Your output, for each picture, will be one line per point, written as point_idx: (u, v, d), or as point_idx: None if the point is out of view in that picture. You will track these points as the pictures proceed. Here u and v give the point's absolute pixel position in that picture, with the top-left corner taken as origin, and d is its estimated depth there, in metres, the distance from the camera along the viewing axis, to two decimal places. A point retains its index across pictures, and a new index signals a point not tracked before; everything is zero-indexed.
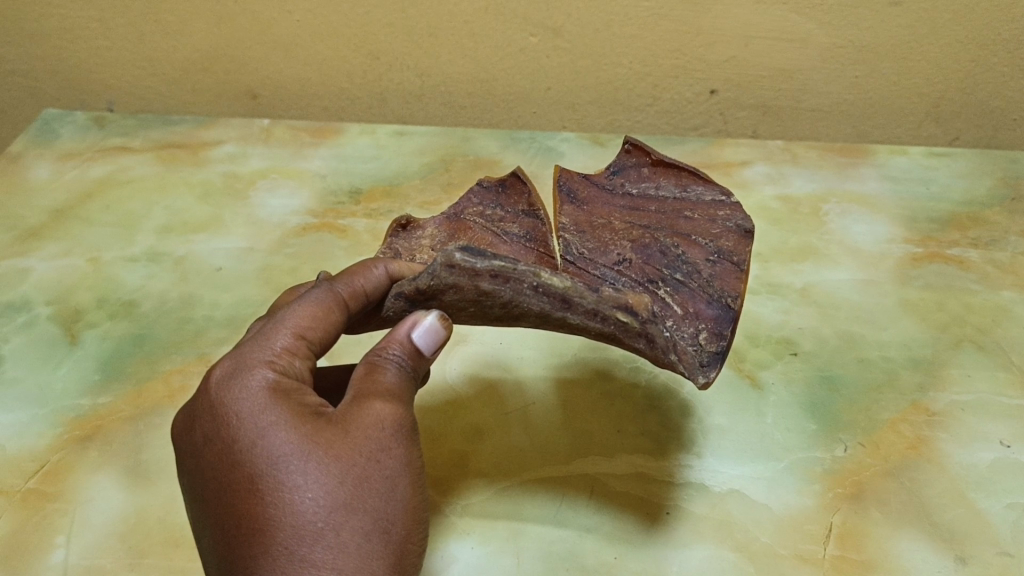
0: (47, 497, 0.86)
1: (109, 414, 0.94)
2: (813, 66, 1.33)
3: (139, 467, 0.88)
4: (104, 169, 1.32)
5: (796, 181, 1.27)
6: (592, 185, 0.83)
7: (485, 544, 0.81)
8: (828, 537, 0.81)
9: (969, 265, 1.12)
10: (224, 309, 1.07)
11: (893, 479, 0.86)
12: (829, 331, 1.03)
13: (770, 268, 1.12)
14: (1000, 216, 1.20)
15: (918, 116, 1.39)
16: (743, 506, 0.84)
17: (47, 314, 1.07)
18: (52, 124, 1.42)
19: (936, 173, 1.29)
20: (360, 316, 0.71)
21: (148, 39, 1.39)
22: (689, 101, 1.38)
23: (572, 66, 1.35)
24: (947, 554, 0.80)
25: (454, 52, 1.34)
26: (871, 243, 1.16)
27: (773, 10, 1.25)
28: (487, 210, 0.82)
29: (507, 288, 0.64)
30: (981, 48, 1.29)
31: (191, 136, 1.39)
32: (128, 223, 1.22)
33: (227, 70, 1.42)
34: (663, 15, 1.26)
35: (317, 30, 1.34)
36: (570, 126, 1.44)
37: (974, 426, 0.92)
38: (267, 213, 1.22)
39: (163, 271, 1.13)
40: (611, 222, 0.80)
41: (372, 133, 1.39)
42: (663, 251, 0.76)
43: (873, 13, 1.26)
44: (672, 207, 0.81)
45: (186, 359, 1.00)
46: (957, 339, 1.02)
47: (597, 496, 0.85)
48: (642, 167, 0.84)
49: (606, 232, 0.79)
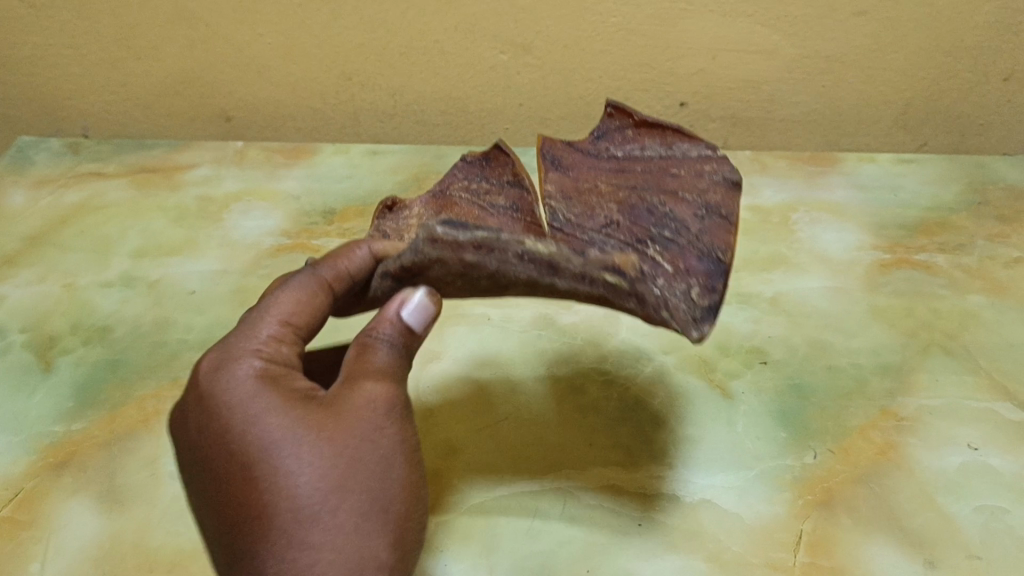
0: (20, 525, 0.86)
1: (83, 440, 0.94)
2: (781, 77, 1.34)
3: (113, 492, 0.88)
4: (78, 195, 1.32)
5: (766, 190, 1.28)
6: (579, 150, 0.76)
7: (458, 561, 0.81)
8: (799, 545, 0.82)
9: (937, 270, 1.13)
10: (198, 332, 1.07)
11: (863, 485, 0.87)
12: (799, 339, 1.03)
13: (741, 278, 1.13)
14: (967, 220, 1.21)
15: (886, 124, 1.40)
16: (714, 514, 0.85)
17: (21, 341, 1.07)
18: (27, 150, 1.42)
19: (904, 179, 1.30)
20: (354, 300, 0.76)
21: (122, 65, 1.39)
22: (660, 114, 1.39)
23: (543, 82, 1.36)
24: (917, 558, 0.81)
25: (426, 71, 1.35)
26: (840, 250, 1.17)
27: (740, 23, 1.27)
28: (474, 185, 0.76)
29: (491, 257, 0.69)
30: (945, 55, 1.31)
31: (166, 159, 1.40)
32: (103, 248, 1.22)
33: (200, 94, 1.42)
34: (631, 30, 1.28)
35: (289, 51, 1.34)
36: (543, 142, 1.44)
37: (942, 429, 0.93)
38: (241, 235, 1.23)
39: (137, 295, 1.14)
40: (597, 185, 0.73)
41: (346, 152, 1.40)
42: (649, 209, 0.70)
43: (838, 24, 1.27)
44: (655, 167, 0.74)
45: (160, 383, 1.00)
46: (925, 344, 1.03)
47: (570, 508, 0.86)
48: (626, 130, 0.77)
49: (592, 193, 0.72)
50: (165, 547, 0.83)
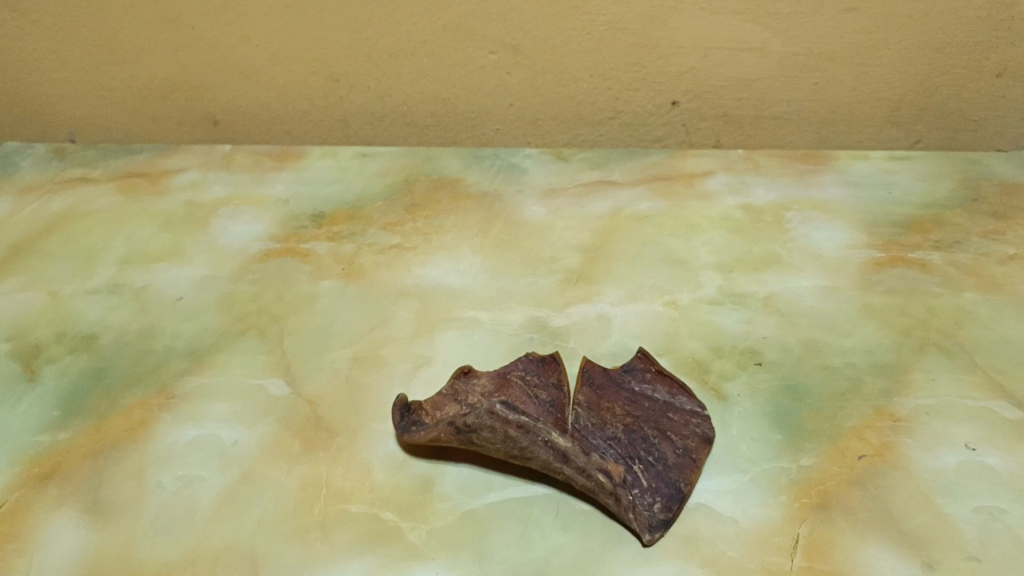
0: (3, 539, 0.84)
1: (68, 451, 0.93)
2: (772, 75, 1.33)
3: (99, 504, 0.87)
4: (64, 202, 1.31)
5: (759, 189, 1.27)
6: (607, 376, 0.96)
7: (449, 570, 0.80)
8: (795, 549, 0.81)
9: (930, 268, 1.12)
10: (185, 339, 1.06)
11: (859, 487, 0.86)
12: (793, 340, 1.02)
13: (733, 278, 1.12)
14: (960, 217, 1.20)
15: (879, 121, 1.39)
16: (709, 519, 0.84)
17: (5, 351, 1.05)
18: (12, 157, 1.41)
19: (896, 176, 1.29)
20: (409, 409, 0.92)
21: (107, 70, 1.38)
22: (651, 114, 1.38)
23: (532, 83, 1.34)
24: (915, 560, 0.80)
25: (414, 72, 1.34)
26: (832, 249, 1.16)
27: (730, 20, 1.26)
28: (530, 374, 0.95)
29: (525, 437, 0.86)
30: (937, 52, 1.30)
31: (153, 165, 1.38)
32: (88, 255, 1.21)
33: (186, 98, 1.40)
34: (620, 29, 1.27)
35: (276, 54, 1.33)
36: (534, 143, 1.43)
37: (938, 429, 0.92)
38: (229, 240, 1.21)
39: (123, 302, 1.12)
40: (612, 406, 0.92)
41: (334, 155, 1.39)
42: (644, 438, 0.89)
43: (828, 21, 1.26)
44: (659, 408, 0.93)
45: (146, 392, 0.99)
46: (920, 343, 1.02)
47: (563, 514, 0.85)
48: (646, 371, 0.97)
49: (607, 412, 0.92)
50: (151, 560, 0.82)
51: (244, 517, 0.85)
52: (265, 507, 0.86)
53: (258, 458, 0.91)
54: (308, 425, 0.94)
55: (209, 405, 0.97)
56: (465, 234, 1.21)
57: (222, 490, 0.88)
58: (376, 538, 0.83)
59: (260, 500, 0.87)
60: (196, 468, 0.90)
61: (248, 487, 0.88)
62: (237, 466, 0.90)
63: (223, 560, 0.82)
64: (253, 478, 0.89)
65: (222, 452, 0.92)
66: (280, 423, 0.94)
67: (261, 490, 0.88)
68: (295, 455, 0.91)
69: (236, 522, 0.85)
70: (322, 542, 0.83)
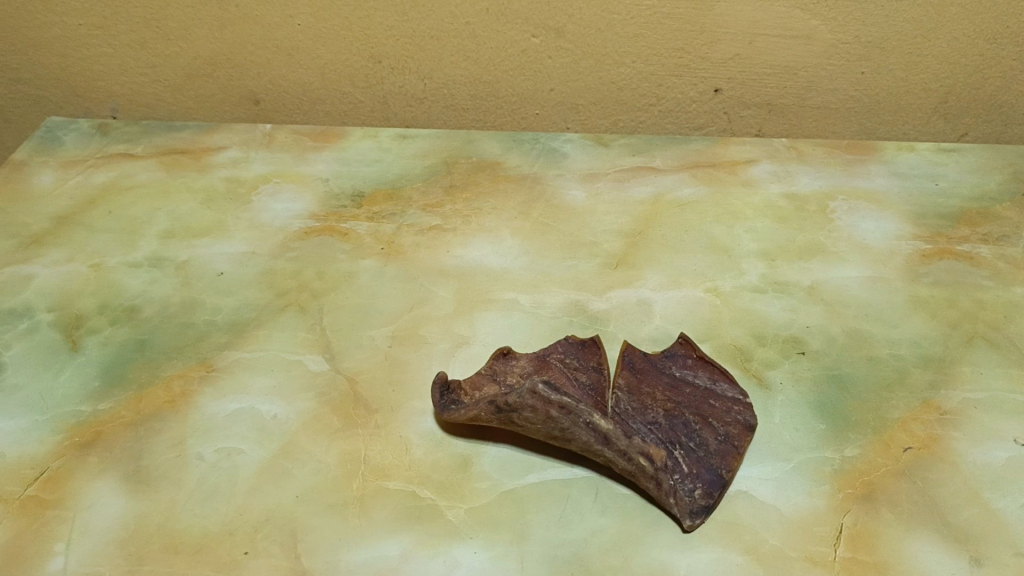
0: (45, 505, 0.85)
1: (110, 420, 0.93)
2: (819, 63, 1.31)
3: (140, 473, 0.88)
4: (107, 176, 1.32)
5: (803, 178, 1.26)
6: (648, 361, 0.95)
7: (488, 549, 0.80)
8: (839, 539, 0.80)
9: (980, 261, 1.10)
10: (226, 314, 1.06)
11: (905, 479, 0.85)
12: (838, 329, 1.01)
13: (777, 267, 1.10)
14: (1010, 211, 1.18)
15: (927, 112, 1.36)
16: (752, 507, 0.83)
17: (48, 321, 1.06)
18: (56, 131, 1.42)
19: (944, 168, 1.27)
20: (449, 388, 0.91)
21: (151, 47, 1.38)
22: (694, 100, 1.36)
23: (575, 67, 1.34)
24: (962, 555, 0.78)
25: (457, 54, 1.34)
26: (879, 239, 1.14)
27: (778, 7, 1.24)
28: (569, 357, 0.95)
29: (567, 418, 0.84)
30: (989, 42, 1.28)
31: (194, 142, 1.39)
32: (131, 229, 1.21)
33: (229, 76, 1.41)
34: (666, 13, 1.26)
35: (319, 34, 1.33)
36: (574, 128, 1.42)
37: (987, 424, 0.90)
38: (270, 217, 1.22)
39: (165, 276, 1.13)
40: (653, 391, 0.92)
41: (375, 136, 1.39)
42: (685, 423, 0.88)
43: (880, 8, 1.24)
44: (700, 395, 0.91)
45: (187, 364, 1.00)
46: (968, 336, 1.00)
47: (603, 497, 0.84)
48: (687, 357, 0.95)
49: (648, 397, 0.91)
50: (191, 529, 0.82)
51: (283, 491, 0.86)
52: (303, 480, 0.86)
53: (297, 432, 0.91)
54: (347, 401, 0.94)
55: (249, 379, 0.97)
56: (505, 216, 1.21)
57: (261, 462, 0.88)
58: (414, 515, 0.83)
59: (299, 474, 0.87)
60: (236, 440, 0.90)
61: (286, 461, 0.88)
62: (276, 440, 0.91)
63: (263, 532, 0.82)
64: (293, 452, 0.89)
65: (262, 425, 0.92)
66: (320, 398, 0.94)
67: (299, 464, 0.88)
68: (334, 431, 0.91)
69: (275, 494, 0.85)
70: (360, 517, 0.83)
